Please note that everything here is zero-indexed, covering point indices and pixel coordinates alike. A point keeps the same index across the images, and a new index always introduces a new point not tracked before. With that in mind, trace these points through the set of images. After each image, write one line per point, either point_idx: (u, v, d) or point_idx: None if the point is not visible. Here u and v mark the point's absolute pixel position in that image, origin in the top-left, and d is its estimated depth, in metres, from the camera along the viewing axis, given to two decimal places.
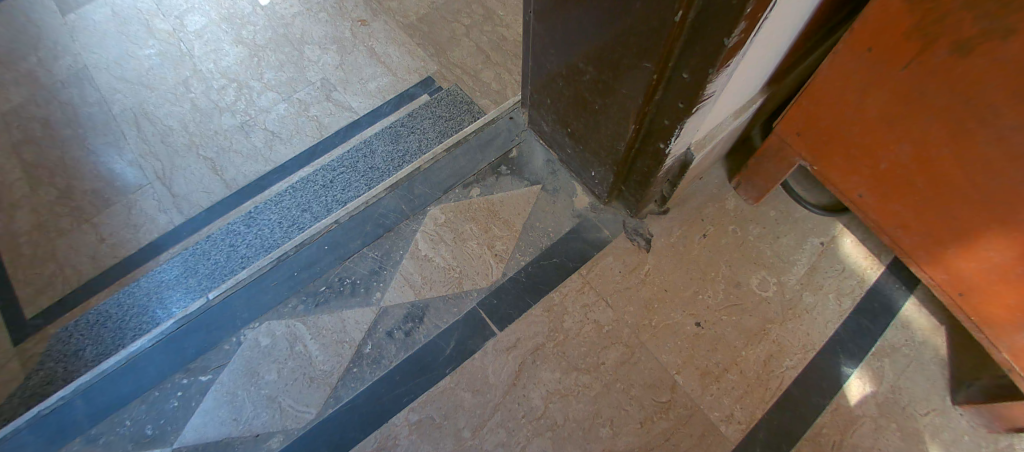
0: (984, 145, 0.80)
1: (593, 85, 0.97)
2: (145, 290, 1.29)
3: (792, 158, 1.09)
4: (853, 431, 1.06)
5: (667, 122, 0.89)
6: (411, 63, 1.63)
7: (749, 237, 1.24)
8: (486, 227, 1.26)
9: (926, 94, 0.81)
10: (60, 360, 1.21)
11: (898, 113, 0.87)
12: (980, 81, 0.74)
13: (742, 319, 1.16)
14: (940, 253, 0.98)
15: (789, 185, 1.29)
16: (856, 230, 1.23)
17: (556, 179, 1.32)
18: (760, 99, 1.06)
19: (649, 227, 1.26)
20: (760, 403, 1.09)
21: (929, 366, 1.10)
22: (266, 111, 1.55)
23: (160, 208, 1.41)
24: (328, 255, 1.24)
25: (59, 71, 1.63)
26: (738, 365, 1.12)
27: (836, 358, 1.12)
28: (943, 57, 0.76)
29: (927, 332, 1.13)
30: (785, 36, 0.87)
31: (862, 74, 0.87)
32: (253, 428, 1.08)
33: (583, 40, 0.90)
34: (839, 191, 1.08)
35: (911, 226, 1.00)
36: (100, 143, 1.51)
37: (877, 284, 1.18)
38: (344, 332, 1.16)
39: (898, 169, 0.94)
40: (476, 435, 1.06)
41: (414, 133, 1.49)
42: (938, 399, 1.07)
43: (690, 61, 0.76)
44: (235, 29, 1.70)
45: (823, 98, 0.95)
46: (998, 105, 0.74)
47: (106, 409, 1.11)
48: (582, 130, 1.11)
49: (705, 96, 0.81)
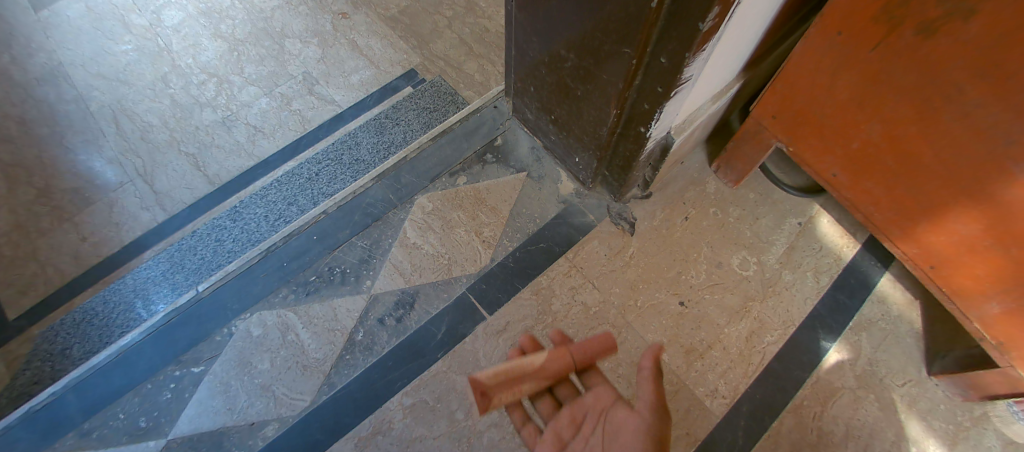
0: (950, 122, 0.84)
1: (575, 72, 0.98)
2: (130, 287, 1.28)
3: (770, 140, 1.13)
4: (832, 402, 1.10)
5: (648, 106, 0.92)
6: (393, 55, 1.64)
7: (730, 218, 1.28)
8: (473, 215, 1.28)
9: (893, 75, 0.85)
10: (46, 360, 1.20)
11: (868, 94, 0.90)
12: (946, 60, 0.78)
13: (724, 297, 1.19)
14: (911, 228, 1.03)
15: (768, 167, 1.32)
16: (832, 210, 1.28)
17: (542, 166, 1.34)
18: (738, 84, 1.09)
19: (633, 211, 1.28)
20: (743, 377, 1.13)
21: (903, 338, 1.15)
22: (248, 106, 1.55)
23: (142, 206, 1.40)
24: (316, 245, 1.25)
25: (33, 68, 1.60)
26: (721, 342, 1.16)
27: (814, 333, 1.16)
28: (910, 38, 0.79)
29: (901, 306, 1.18)
30: (760, 21, 0.90)
31: (834, 57, 0.90)
32: (248, 417, 1.09)
33: (563, 27, 0.92)
34: (815, 172, 1.12)
35: (883, 203, 1.04)
36: (77, 141, 1.49)
37: (852, 262, 1.23)
38: (335, 320, 1.17)
39: (869, 148, 0.98)
40: (469, 417, 1.08)
41: (399, 124, 1.50)
42: (912, 369, 1.12)
43: (668, 46, 0.78)
44: (213, 23, 1.68)
45: (797, 81, 0.98)
46: (964, 83, 0.78)
47: (96, 404, 1.10)
48: (565, 116, 1.13)
49: (683, 80, 0.83)
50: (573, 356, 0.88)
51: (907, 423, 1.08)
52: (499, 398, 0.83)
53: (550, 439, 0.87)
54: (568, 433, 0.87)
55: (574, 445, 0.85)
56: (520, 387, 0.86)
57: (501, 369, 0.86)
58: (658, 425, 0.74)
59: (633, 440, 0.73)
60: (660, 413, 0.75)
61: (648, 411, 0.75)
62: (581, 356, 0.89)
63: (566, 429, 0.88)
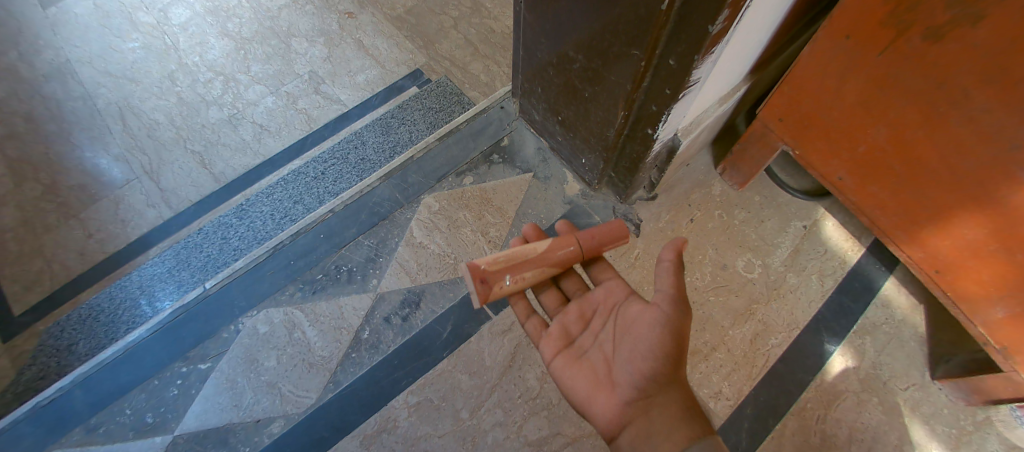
0: (957, 127, 0.84)
1: (583, 73, 0.99)
2: (136, 283, 1.29)
3: (776, 143, 1.13)
4: (836, 405, 1.10)
5: (655, 108, 0.92)
6: (399, 55, 1.64)
7: (735, 220, 1.28)
8: (479, 215, 1.28)
9: (900, 80, 0.85)
10: (52, 355, 1.21)
11: (875, 98, 0.91)
12: (952, 65, 0.78)
13: (729, 300, 1.20)
14: (917, 232, 1.03)
15: (773, 170, 1.32)
16: (837, 213, 1.28)
17: (547, 166, 1.34)
18: (745, 86, 1.10)
19: (639, 212, 1.29)
20: (747, 379, 1.13)
21: (907, 342, 1.15)
22: (254, 105, 1.55)
23: (149, 203, 1.41)
24: (323, 244, 1.25)
25: (41, 65, 1.60)
26: (725, 344, 1.16)
27: (818, 336, 1.16)
28: (917, 43, 0.80)
29: (906, 310, 1.18)
30: (768, 24, 0.91)
31: (841, 61, 0.90)
32: (253, 414, 1.09)
33: (572, 28, 0.92)
34: (821, 175, 1.12)
35: (889, 207, 1.05)
36: (84, 138, 1.50)
37: (857, 265, 1.23)
38: (341, 318, 1.18)
39: (876, 152, 0.98)
40: (474, 416, 1.09)
41: (405, 124, 1.51)
42: (916, 373, 1.12)
43: (676, 48, 0.79)
44: (220, 22, 1.69)
45: (804, 85, 0.98)
46: (970, 88, 0.79)
47: (103, 400, 1.11)
48: (572, 118, 1.14)
49: (691, 82, 0.84)
50: (579, 243, 0.97)
51: (911, 427, 1.08)
52: (503, 284, 0.91)
53: (558, 334, 0.96)
54: (576, 327, 0.97)
55: (583, 338, 0.94)
56: (523, 275, 0.93)
57: (502, 257, 0.92)
58: (676, 317, 0.82)
59: (648, 333, 0.83)
60: (679, 306, 0.83)
61: (667, 304, 0.83)
62: (587, 243, 0.97)
63: (575, 323, 0.97)
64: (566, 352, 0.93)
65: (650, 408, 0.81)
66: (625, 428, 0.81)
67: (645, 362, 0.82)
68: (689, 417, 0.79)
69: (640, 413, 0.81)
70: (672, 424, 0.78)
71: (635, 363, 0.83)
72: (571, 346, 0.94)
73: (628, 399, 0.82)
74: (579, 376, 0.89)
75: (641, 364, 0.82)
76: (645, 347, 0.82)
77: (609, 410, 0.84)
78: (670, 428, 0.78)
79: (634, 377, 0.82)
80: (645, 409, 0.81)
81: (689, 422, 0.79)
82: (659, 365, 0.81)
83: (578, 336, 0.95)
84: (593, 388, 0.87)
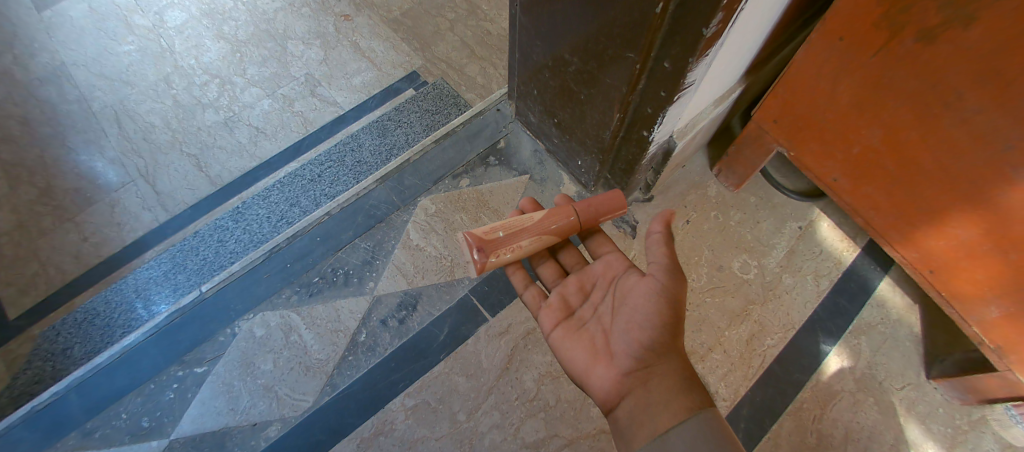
0: (950, 128, 0.85)
1: (578, 76, 0.99)
2: (132, 287, 1.29)
3: (771, 144, 1.13)
4: (831, 405, 1.11)
5: (650, 110, 0.92)
6: (395, 57, 1.65)
7: (731, 221, 1.28)
8: (475, 217, 1.28)
9: (894, 81, 0.86)
10: (48, 359, 1.20)
11: (869, 99, 0.91)
12: (945, 67, 0.79)
13: (725, 301, 1.20)
14: (911, 233, 1.03)
15: (769, 171, 1.33)
16: (832, 214, 1.28)
17: (544, 169, 1.34)
18: (740, 88, 1.10)
19: (635, 214, 1.29)
20: (743, 380, 1.14)
21: (902, 341, 1.16)
22: (250, 107, 1.55)
23: (145, 206, 1.41)
24: (320, 246, 1.25)
25: (35, 68, 1.60)
26: (722, 345, 1.16)
27: (814, 337, 1.17)
28: (910, 45, 0.80)
29: (901, 310, 1.18)
30: (762, 26, 0.91)
31: (835, 63, 0.91)
32: (250, 417, 1.09)
33: (567, 31, 0.93)
34: (816, 176, 1.12)
35: (883, 207, 1.05)
36: (80, 141, 1.49)
37: (852, 266, 1.23)
38: (338, 321, 1.18)
39: (870, 153, 0.98)
40: (471, 418, 1.09)
41: (402, 126, 1.51)
42: (911, 373, 1.13)
43: (671, 51, 0.79)
44: (216, 25, 1.68)
45: (798, 87, 0.99)
46: (963, 89, 0.79)
47: (99, 404, 1.10)
48: (568, 120, 1.14)
49: (686, 85, 0.84)
50: (577, 213, 0.96)
51: (906, 426, 1.09)
52: (500, 253, 0.91)
53: (557, 305, 0.95)
54: (575, 298, 0.97)
55: (583, 309, 0.94)
56: (520, 244, 0.92)
57: (499, 227, 0.92)
58: (670, 284, 0.84)
59: (645, 302, 0.84)
60: (674, 276, 0.85)
61: (662, 274, 0.85)
62: (584, 212, 0.96)
63: (574, 295, 0.97)
64: (565, 323, 0.92)
65: (649, 377, 0.80)
66: (624, 398, 0.81)
67: (643, 330, 0.82)
68: (689, 387, 0.79)
69: (639, 383, 0.80)
70: (671, 394, 0.78)
71: (633, 333, 0.83)
72: (571, 317, 0.94)
73: (626, 369, 0.82)
74: (578, 347, 0.89)
75: (639, 333, 0.83)
76: (642, 316, 0.83)
77: (607, 380, 0.83)
78: (669, 397, 0.77)
79: (633, 346, 0.83)
80: (644, 379, 0.80)
81: (689, 392, 0.78)
82: (657, 333, 0.82)
83: (578, 308, 0.95)
84: (591, 359, 0.86)
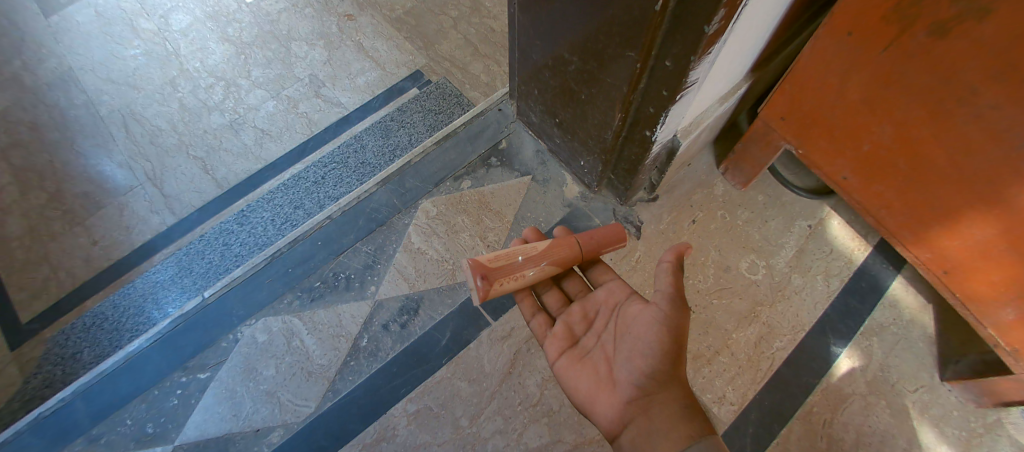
0: (964, 125, 0.82)
1: (579, 75, 0.97)
2: (140, 291, 1.29)
3: (778, 142, 1.11)
4: (842, 409, 1.08)
5: (653, 110, 0.90)
6: (399, 56, 1.64)
7: (738, 221, 1.26)
8: (477, 219, 1.27)
9: (905, 76, 0.83)
10: (58, 363, 1.22)
11: (880, 96, 0.88)
12: (959, 62, 0.76)
13: (733, 302, 1.18)
14: (924, 232, 1.00)
15: (777, 169, 1.30)
16: (842, 212, 1.25)
17: (546, 169, 1.32)
18: (746, 84, 1.07)
19: (640, 214, 1.27)
20: (752, 383, 1.11)
21: (916, 343, 1.13)
22: (255, 109, 1.55)
23: (152, 210, 1.42)
24: (321, 251, 1.25)
25: (44, 73, 1.61)
26: (729, 348, 1.14)
27: (824, 339, 1.14)
28: (922, 39, 0.77)
29: (914, 310, 1.15)
30: (768, 21, 0.88)
31: (843, 58, 0.88)
32: (253, 423, 1.09)
33: (566, 31, 0.91)
34: (825, 174, 1.09)
35: (895, 206, 1.02)
36: (88, 145, 1.51)
37: (863, 265, 1.20)
38: (340, 326, 1.17)
39: (881, 150, 0.95)
40: (474, 424, 1.08)
41: (404, 127, 1.50)
42: (925, 375, 1.10)
43: (672, 49, 0.77)
44: (221, 27, 1.68)
45: (806, 82, 0.96)
46: (978, 85, 0.76)
47: (105, 410, 1.11)
48: (570, 120, 1.12)
49: (689, 83, 0.82)
50: (578, 243, 0.96)
51: (919, 431, 1.06)
52: (502, 282, 0.89)
53: (561, 334, 0.94)
54: (579, 326, 0.95)
55: (586, 338, 0.93)
56: (523, 273, 0.91)
57: (502, 255, 0.91)
58: (674, 316, 0.81)
59: (647, 331, 0.82)
60: (678, 306, 0.82)
61: (666, 304, 0.82)
62: (586, 244, 0.96)
63: (578, 323, 0.96)
64: (569, 352, 0.91)
65: (650, 405, 0.78)
66: (626, 427, 0.79)
67: (645, 360, 0.80)
68: (689, 415, 0.77)
69: (640, 411, 0.78)
70: (670, 420, 0.77)
71: (635, 362, 0.81)
72: (575, 345, 0.92)
73: (628, 398, 0.80)
74: (581, 376, 0.87)
75: (641, 362, 0.80)
76: (644, 345, 0.81)
77: (610, 408, 0.82)
78: (670, 426, 0.76)
79: (634, 375, 0.80)
80: (645, 406, 0.79)
81: (690, 420, 0.77)
82: (658, 362, 0.79)
83: (582, 336, 0.94)
84: (595, 387, 0.85)
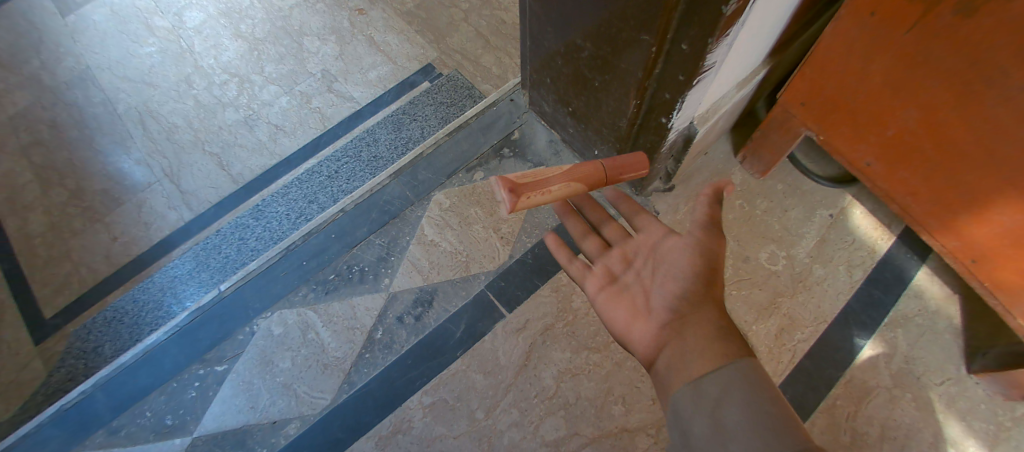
0: (993, 108, 0.78)
1: (593, 62, 0.95)
2: (158, 286, 1.31)
3: (798, 128, 1.08)
4: (867, 402, 1.06)
5: (669, 96, 0.88)
6: (410, 50, 1.63)
7: (757, 211, 1.23)
8: (490, 210, 1.26)
9: (932, 57, 0.80)
10: (80, 357, 1.24)
11: (904, 78, 0.85)
12: (988, 41, 0.72)
13: (752, 293, 1.15)
14: (952, 220, 0.97)
15: (796, 157, 1.27)
16: (865, 201, 1.22)
17: (560, 159, 1.31)
18: (765, 69, 1.04)
19: (656, 204, 1.25)
20: (772, 376, 1.09)
21: (942, 335, 1.09)
22: (268, 105, 1.55)
23: (170, 206, 1.43)
24: (335, 244, 1.25)
25: (62, 72, 1.64)
26: (749, 340, 1.12)
27: (847, 330, 1.11)
28: (948, 19, 0.74)
29: (941, 301, 1.12)
30: (787, 2, 0.85)
31: (866, 40, 0.85)
32: (269, 415, 1.10)
33: (579, 16, 0.89)
34: (847, 160, 1.06)
35: (921, 193, 0.99)
36: (107, 143, 1.52)
37: (888, 255, 1.17)
38: (354, 319, 1.17)
39: (906, 135, 0.92)
40: (489, 416, 1.07)
41: (417, 120, 1.50)
42: (952, 368, 1.07)
43: (689, 32, 0.75)
44: (234, 24, 1.69)
45: (827, 66, 0.93)
46: (1007, 65, 0.73)
47: (125, 403, 1.13)
48: (583, 108, 1.10)
49: (705, 68, 0.79)
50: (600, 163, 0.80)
51: (947, 425, 1.03)
52: (531, 194, 0.71)
53: (599, 273, 0.87)
54: (619, 266, 0.88)
55: (625, 275, 0.86)
56: (550, 188, 0.73)
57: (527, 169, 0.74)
58: (707, 241, 0.78)
59: (681, 259, 0.79)
60: (712, 231, 0.78)
61: (699, 230, 0.79)
62: (610, 166, 0.80)
63: (617, 265, 0.88)
64: (604, 287, 0.86)
65: (683, 327, 0.74)
66: (661, 349, 0.75)
67: (676, 281, 0.78)
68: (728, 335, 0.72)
69: (674, 335, 0.74)
70: (705, 339, 0.71)
71: (668, 286, 0.78)
72: (613, 283, 0.86)
73: (662, 323, 0.76)
74: (616, 306, 0.83)
75: (673, 285, 0.78)
76: (676, 266, 0.78)
77: (646, 334, 0.78)
78: (706, 344, 0.70)
79: (667, 297, 0.78)
80: (679, 328, 0.74)
81: (728, 340, 0.70)
82: (690, 284, 0.77)
83: (622, 273, 0.87)
84: (631, 315, 0.81)
